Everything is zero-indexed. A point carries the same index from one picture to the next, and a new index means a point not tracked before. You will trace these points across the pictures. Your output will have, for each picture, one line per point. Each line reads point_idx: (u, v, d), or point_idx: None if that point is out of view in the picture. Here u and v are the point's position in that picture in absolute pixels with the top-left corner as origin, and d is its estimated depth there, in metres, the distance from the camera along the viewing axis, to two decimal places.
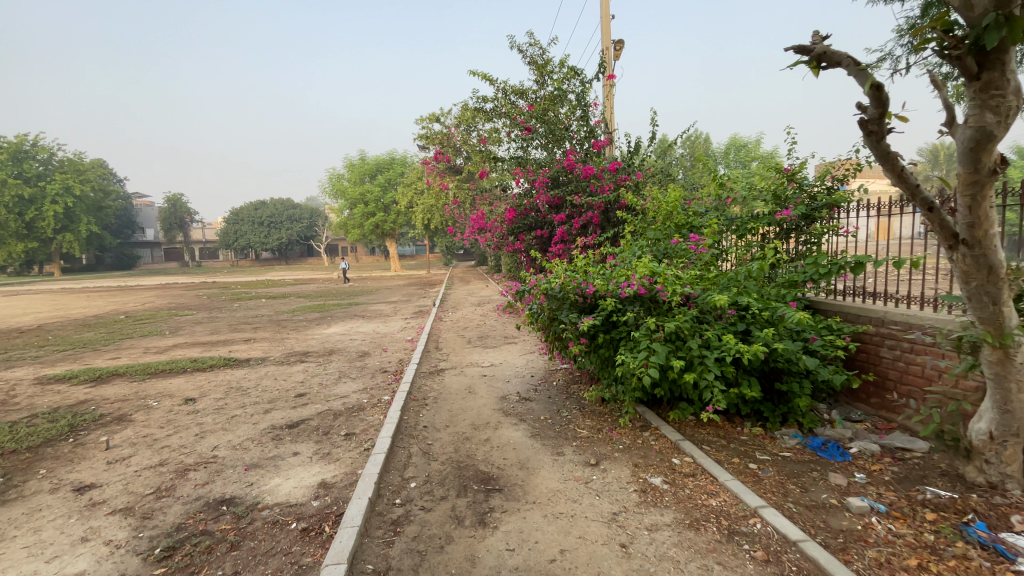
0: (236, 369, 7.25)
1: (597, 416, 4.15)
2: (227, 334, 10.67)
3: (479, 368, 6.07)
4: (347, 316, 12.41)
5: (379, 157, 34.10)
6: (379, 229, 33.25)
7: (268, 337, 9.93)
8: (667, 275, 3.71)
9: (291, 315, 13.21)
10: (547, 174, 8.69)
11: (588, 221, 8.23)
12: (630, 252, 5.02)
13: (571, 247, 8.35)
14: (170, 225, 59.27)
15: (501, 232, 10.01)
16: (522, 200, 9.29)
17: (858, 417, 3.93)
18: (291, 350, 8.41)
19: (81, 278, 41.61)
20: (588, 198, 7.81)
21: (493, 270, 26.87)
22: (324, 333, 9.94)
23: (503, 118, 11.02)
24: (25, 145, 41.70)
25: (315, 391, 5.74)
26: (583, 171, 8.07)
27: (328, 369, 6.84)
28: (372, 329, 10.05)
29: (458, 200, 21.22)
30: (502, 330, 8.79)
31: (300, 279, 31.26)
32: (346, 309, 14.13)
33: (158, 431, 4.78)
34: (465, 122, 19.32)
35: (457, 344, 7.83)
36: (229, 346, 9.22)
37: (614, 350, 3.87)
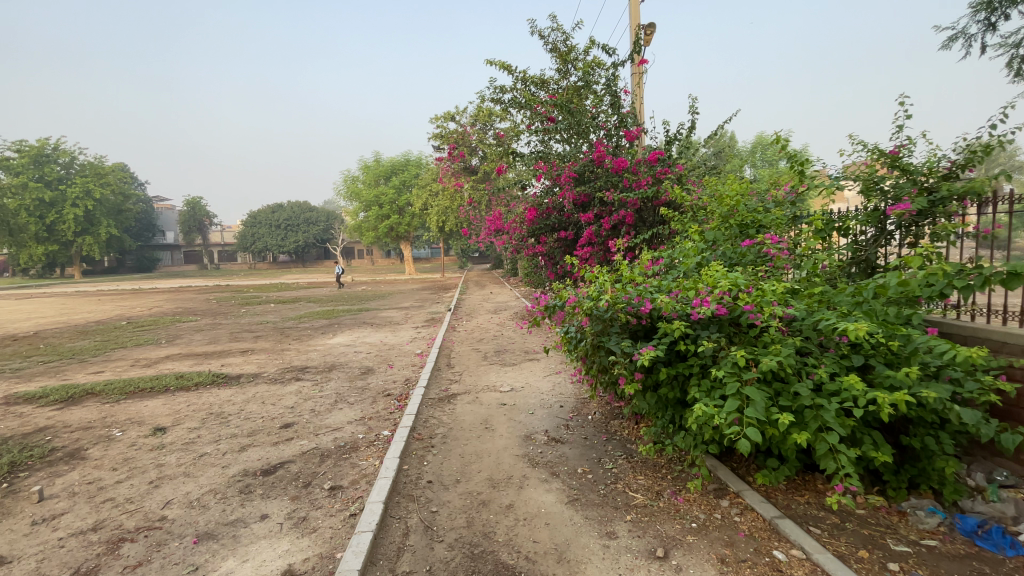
0: (223, 387, 6.44)
1: (653, 473, 3.18)
2: (225, 343, 9.92)
3: (497, 393, 5.13)
4: (355, 325, 11.60)
5: (393, 158, 33.45)
6: (393, 231, 32.58)
7: (267, 348, 9.14)
8: (756, 291, 2.74)
9: (297, 323, 12.45)
10: (573, 168, 7.73)
11: (620, 222, 7.24)
12: (686, 258, 4.08)
13: (600, 250, 7.38)
14: (190, 229, 59.89)
15: (521, 234, 9.06)
16: (543, 199, 8.35)
17: (1009, 480, 2.94)
18: (287, 364, 7.60)
19: (101, 281, 41.80)
20: (622, 195, 6.82)
21: (509, 273, 25.91)
22: (327, 344, 9.10)
23: (522, 110, 10.11)
24: (48, 149, 42.24)
25: (304, 421, 4.86)
26: (615, 164, 7.11)
27: (324, 391, 5.98)
28: (379, 340, 9.20)
29: (474, 202, 20.33)
30: (522, 343, 7.85)
31: (315, 282, 30.76)
32: (356, 315, 13.34)
33: (108, 476, 3.94)
34: (481, 120, 18.43)
35: (472, 360, 6.91)
36: (223, 359, 8.45)
37: (679, 388, 2.91)
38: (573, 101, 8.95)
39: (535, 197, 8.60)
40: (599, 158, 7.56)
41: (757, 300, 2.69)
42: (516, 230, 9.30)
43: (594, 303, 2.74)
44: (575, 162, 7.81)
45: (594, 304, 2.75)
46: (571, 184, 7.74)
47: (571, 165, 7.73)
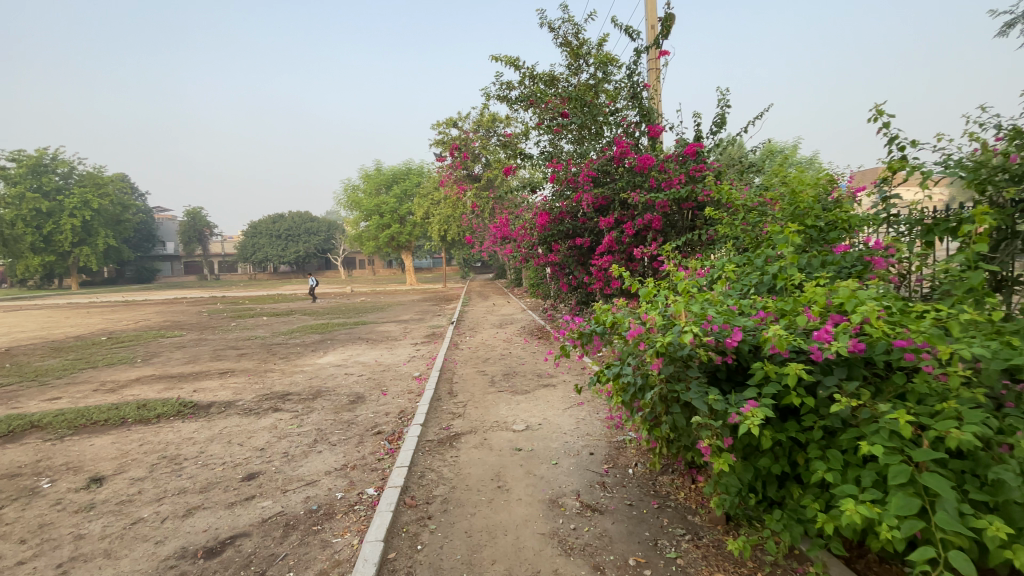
0: (187, 420, 5.52)
1: (737, 572, 2.28)
2: (204, 362, 9.02)
3: (510, 433, 4.20)
4: (349, 341, 10.67)
5: (394, 166, 32.74)
6: (394, 241, 31.75)
7: (250, 368, 8.23)
8: (905, 320, 1.87)
9: (287, 338, 11.53)
10: (592, 166, 6.90)
11: (646, 227, 6.38)
12: (756, 271, 3.23)
13: (622, 260, 6.51)
14: (190, 239, 59.32)
15: (530, 241, 8.19)
16: (554, 202, 7.50)
17: None
18: (268, 389, 6.68)
19: (97, 292, 41.08)
20: (648, 196, 5.93)
21: (513, 283, 25.03)
22: (315, 364, 8.20)
23: (529, 108, 9.26)
24: (46, 159, 41.84)
25: (273, 470, 3.95)
26: (639, 162, 6.23)
27: (303, 426, 5.05)
28: (374, 360, 8.27)
29: (477, 209, 19.49)
30: (534, 365, 6.92)
31: (314, 293, 29.88)
32: (351, 330, 12.42)
33: (9, 555, 3.03)
34: (485, 124, 17.67)
35: (477, 385, 5.99)
36: (198, 381, 7.54)
37: (785, 457, 2.04)
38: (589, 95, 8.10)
39: (547, 200, 7.74)
40: (621, 154, 6.72)
41: (910, 332, 1.84)
42: (525, 237, 8.44)
43: (672, 337, 1.86)
44: (595, 159, 6.97)
45: (670, 338, 1.87)
46: (590, 183, 6.90)
47: (589, 163, 6.89)
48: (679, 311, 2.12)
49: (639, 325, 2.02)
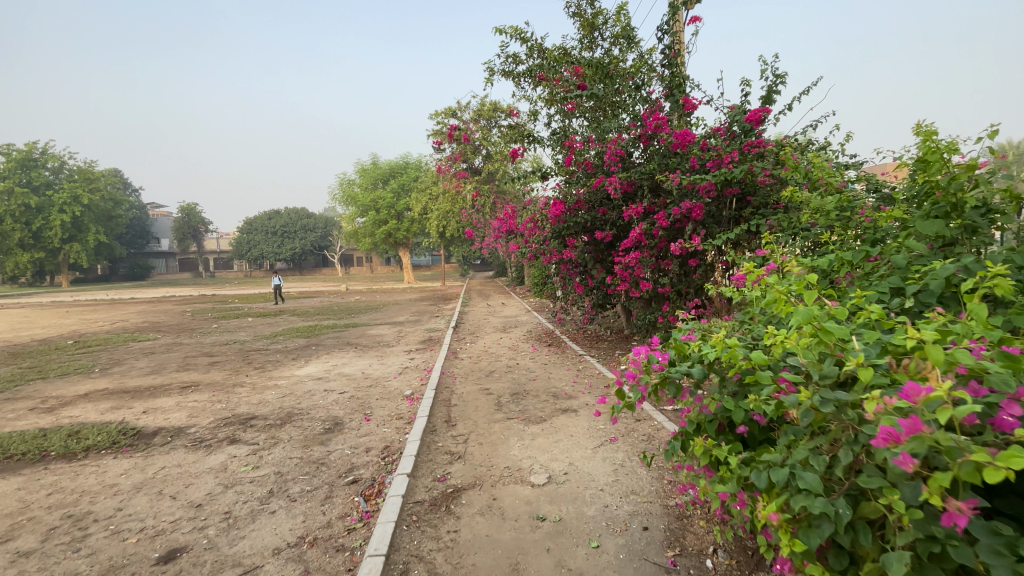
0: (120, 457, 4.42)
1: None
2: (170, 373, 7.93)
3: (527, 489, 3.13)
4: (336, 346, 9.56)
5: (392, 161, 31.59)
6: (391, 237, 30.64)
7: (218, 381, 7.13)
8: None
9: (268, 343, 10.42)
10: (620, 143, 5.88)
11: (684, 217, 5.35)
12: (897, 280, 2.23)
13: (654, 256, 5.50)
14: (185, 237, 58.12)
15: (541, 235, 7.13)
16: (570, 190, 6.45)
17: None
18: (230, 411, 5.59)
19: (87, 289, 40.00)
20: (692, 178, 4.90)
21: (515, 281, 23.93)
22: (293, 377, 7.11)
23: (539, 84, 8.16)
24: (35, 153, 40.71)
25: (203, 546, 2.87)
26: (679, 138, 5.19)
27: (260, 467, 3.97)
28: (360, 371, 7.17)
29: (477, 204, 18.35)
30: (548, 381, 5.83)
31: (308, 291, 28.78)
32: (340, 333, 11.30)
33: None
34: (487, 113, 16.59)
35: (482, 408, 4.93)
36: (154, 398, 6.45)
37: None
38: (610, 65, 7.02)
39: (563, 186, 6.68)
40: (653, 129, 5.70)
41: None
42: (535, 231, 7.36)
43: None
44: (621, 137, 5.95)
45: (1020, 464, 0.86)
46: (617, 164, 5.87)
47: (616, 140, 5.87)
48: (929, 372, 1.10)
49: (905, 422, 0.99)
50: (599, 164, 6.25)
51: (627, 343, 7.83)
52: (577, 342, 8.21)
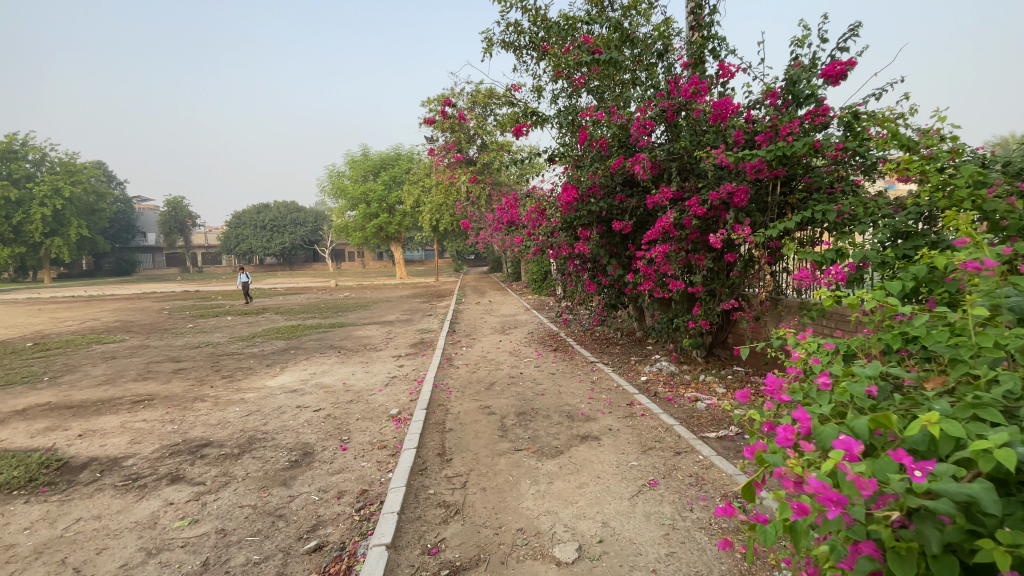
0: (30, 502, 3.51)
1: None
2: (125, 383, 6.96)
3: (551, 571, 2.27)
4: (317, 350, 8.63)
5: (383, 152, 30.40)
6: (383, 231, 29.60)
7: (177, 394, 6.19)
8: None
9: (244, 346, 9.46)
10: (647, 116, 5.01)
11: (722, 204, 4.55)
12: None
13: (683, 251, 4.71)
14: (172, 231, 56.55)
15: (547, 226, 6.23)
16: (583, 173, 5.58)
17: None
18: (181, 435, 4.67)
19: (68, 284, 38.64)
20: (738, 156, 4.07)
21: (511, 277, 22.99)
22: (264, 389, 6.17)
23: (543, 57, 7.25)
24: (12, 144, 39.19)
25: None
26: (719, 108, 4.45)
27: (200, 522, 3.08)
28: (341, 381, 6.26)
29: (472, 196, 17.35)
30: (558, 396, 4.97)
31: (297, 287, 27.67)
32: (324, 335, 10.35)
33: None
34: (483, 100, 15.60)
35: (483, 435, 4.05)
36: (98, 415, 5.50)
37: None
38: (628, 31, 6.12)
39: (575, 168, 5.80)
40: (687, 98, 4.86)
41: None
42: (541, 221, 6.47)
43: None
44: (644, 111, 5.09)
45: None
46: (642, 141, 5.02)
47: (641, 111, 5.01)
48: None
49: None
50: (619, 143, 5.43)
51: (642, 347, 7.01)
52: (586, 347, 7.36)
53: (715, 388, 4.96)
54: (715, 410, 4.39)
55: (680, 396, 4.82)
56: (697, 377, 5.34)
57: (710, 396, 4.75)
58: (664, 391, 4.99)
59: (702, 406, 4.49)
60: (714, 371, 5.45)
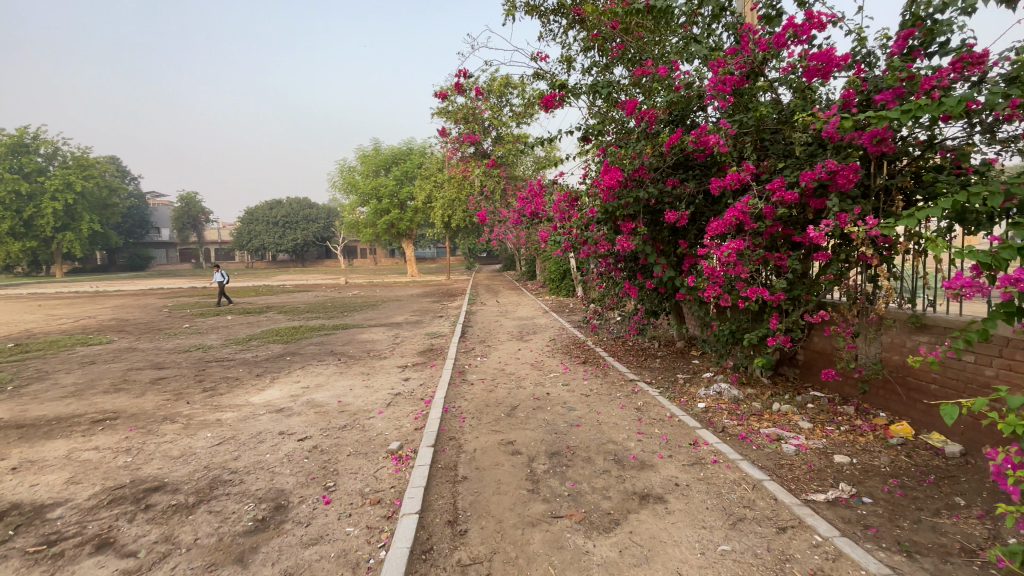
0: None
1: None
2: (94, 395, 6.10)
3: None
4: (315, 356, 7.70)
5: (394, 146, 29.41)
6: (394, 228, 28.78)
7: (145, 413, 5.30)
8: None
9: (237, 351, 8.59)
10: (727, 70, 4.02)
11: (815, 190, 3.61)
12: None
13: (761, 249, 3.77)
14: (185, 227, 56.44)
15: (581, 216, 5.22)
16: (627, 154, 4.59)
17: None
18: (130, 474, 3.77)
19: (80, 280, 38.52)
20: (850, 122, 3.11)
21: (526, 275, 22.01)
22: (244, 408, 5.25)
23: (573, 22, 6.27)
24: (27, 138, 39.12)
25: None
26: (815, 61, 3.53)
27: None
28: (335, 400, 5.31)
29: (485, 190, 16.26)
30: (598, 428, 3.97)
31: (306, 284, 26.89)
32: (325, 338, 9.46)
33: None
34: (498, 88, 14.60)
35: (507, 488, 3.07)
36: (45, 440, 4.62)
37: None
38: None
39: (617, 147, 4.81)
40: (777, 47, 3.90)
41: None
42: (573, 210, 5.48)
43: None
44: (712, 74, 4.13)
45: None
46: (721, 103, 4.06)
47: (720, 65, 4.03)
48: None
49: None
50: (673, 118, 4.59)
51: (687, 362, 6.01)
52: (620, 359, 6.35)
53: (797, 423, 4.01)
54: (809, 456, 3.46)
55: (754, 432, 3.85)
56: (768, 406, 4.37)
57: (794, 433, 3.80)
58: (731, 424, 4.01)
59: (787, 450, 3.52)
60: (787, 398, 4.51)
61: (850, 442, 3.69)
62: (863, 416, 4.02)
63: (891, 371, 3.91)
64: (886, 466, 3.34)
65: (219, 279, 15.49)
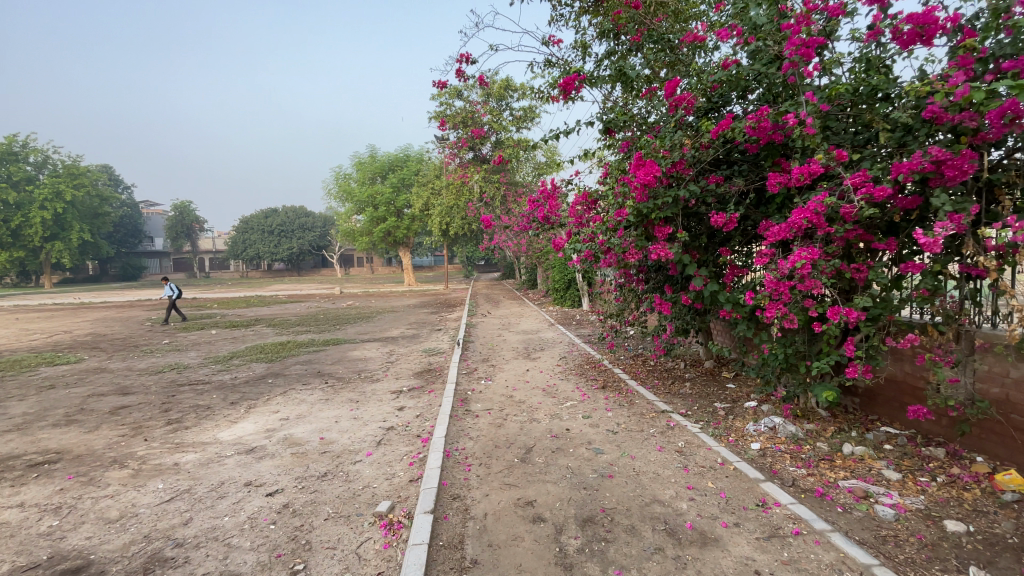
0: None
1: None
2: (41, 429, 5.28)
3: None
4: (300, 378, 6.92)
5: (391, 153, 28.68)
6: (390, 236, 28.07)
7: (93, 454, 4.50)
8: None
9: (215, 371, 7.80)
10: (811, 30, 3.21)
11: (909, 186, 2.91)
12: None
13: (836, 259, 3.08)
14: (179, 236, 55.56)
15: (604, 220, 4.50)
16: (665, 144, 3.89)
17: None
18: (49, 547, 2.98)
19: (70, 290, 37.58)
20: (979, 95, 2.40)
21: (527, 284, 21.31)
22: (211, 448, 4.45)
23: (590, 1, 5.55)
24: (16, 147, 38.31)
25: None
26: (918, 24, 2.83)
27: None
28: (317, 437, 4.53)
29: (484, 197, 15.53)
30: (637, 482, 3.21)
31: (300, 294, 26.10)
32: (313, 355, 8.67)
33: None
34: (498, 91, 13.96)
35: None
36: None
37: None
38: None
39: (650, 137, 4.17)
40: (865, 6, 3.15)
41: None
42: (591, 214, 4.82)
43: None
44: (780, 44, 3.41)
45: None
46: (803, 72, 3.23)
47: (803, 23, 3.21)
48: None
49: None
50: (708, 108, 4.04)
51: (722, 387, 5.26)
52: (644, 383, 5.59)
53: (880, 472, 3.26)
54: (912, 524, 2.71)
55: (832, 486, 3.10)
56: (837, 448, 3.63)
57: (882, 489, 3.04)
58: (800, 475, 3.26)
59: (882, 515, 2.77)
60: (857, 437, 3.77)
61: (954, 500, 2.92)
62: (959, 464, 3.27)
63: (997, 409, 3.15)
64: (1015, 537, 2.58)
65: (173, 292, 14.17)
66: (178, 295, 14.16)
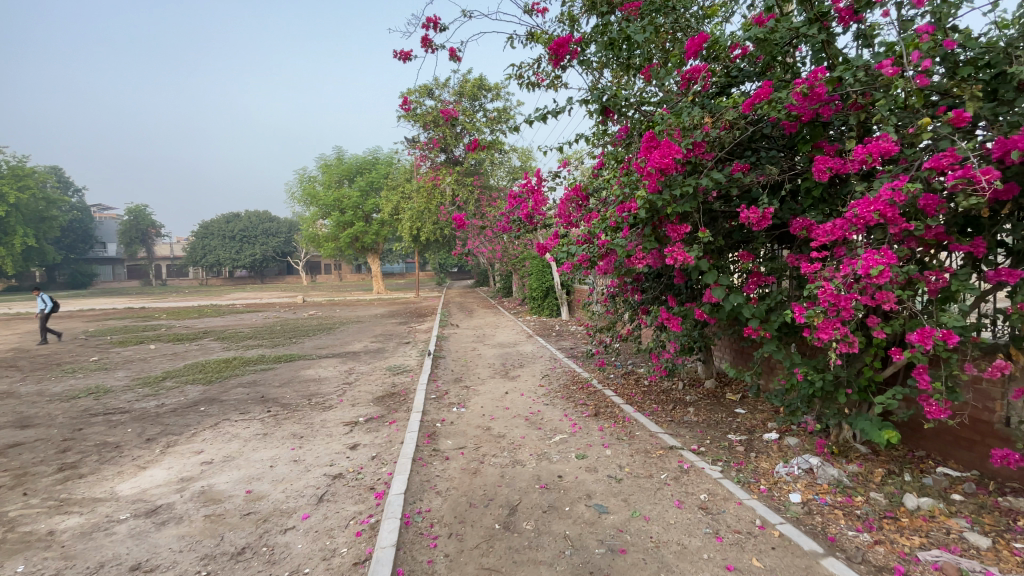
0: None
1: None
2: None
3: None
4: (238, 405, 5.89)
5: (359, 156, 27.48)
6: (358, 242, 26.86)
7: None
8: None
9: (140, 397, 6.66)
10: None
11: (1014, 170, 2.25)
12: None
13: (915, 265, 2.38)
14: (132, 242, 52.57)
15: (603, 218, 3.72)
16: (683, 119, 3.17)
17: None
18: None
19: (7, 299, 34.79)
20: None
21: (501, 292, 20.53)
22: (100, 509, 3.44)
23: None
24: None
25: None
26: None
27: None
28: (244, 489, 3.58)
29: (456, 200, 14.66)
30: (660, 560, 2.42)
31: (260, 303, 24.66)
32: (261, 375, 7.60)
33: None
34: (472, 90, 13.17)
35: None
36: None
37: None
38: None
39: (662, 114, 3.45)
40: None
41: None
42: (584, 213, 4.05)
43: None
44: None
45: None
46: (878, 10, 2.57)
47: None
48: None
49: None
50: (725, 83, 3.48)
51: (731, 413, 4.54)
52: (641, 409, 4.81)
53: (962, 536, 2.56)
54: None
55: (912, 561, 2.38)
56: (895, 499, 2.92)
57: (975, 565, 2.30)
58: (865, 544, 2.52)
59: None
60: (913, 483, 3.08)
61: None
62: None
63: None
64: None
65: (46, 303, 12.53)
66: (51, 308, 12.54)
